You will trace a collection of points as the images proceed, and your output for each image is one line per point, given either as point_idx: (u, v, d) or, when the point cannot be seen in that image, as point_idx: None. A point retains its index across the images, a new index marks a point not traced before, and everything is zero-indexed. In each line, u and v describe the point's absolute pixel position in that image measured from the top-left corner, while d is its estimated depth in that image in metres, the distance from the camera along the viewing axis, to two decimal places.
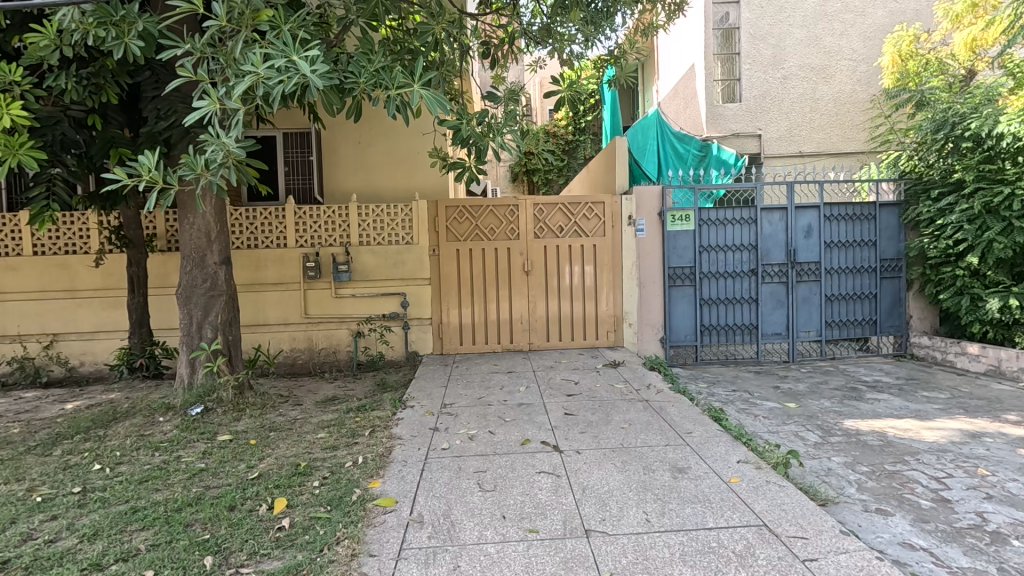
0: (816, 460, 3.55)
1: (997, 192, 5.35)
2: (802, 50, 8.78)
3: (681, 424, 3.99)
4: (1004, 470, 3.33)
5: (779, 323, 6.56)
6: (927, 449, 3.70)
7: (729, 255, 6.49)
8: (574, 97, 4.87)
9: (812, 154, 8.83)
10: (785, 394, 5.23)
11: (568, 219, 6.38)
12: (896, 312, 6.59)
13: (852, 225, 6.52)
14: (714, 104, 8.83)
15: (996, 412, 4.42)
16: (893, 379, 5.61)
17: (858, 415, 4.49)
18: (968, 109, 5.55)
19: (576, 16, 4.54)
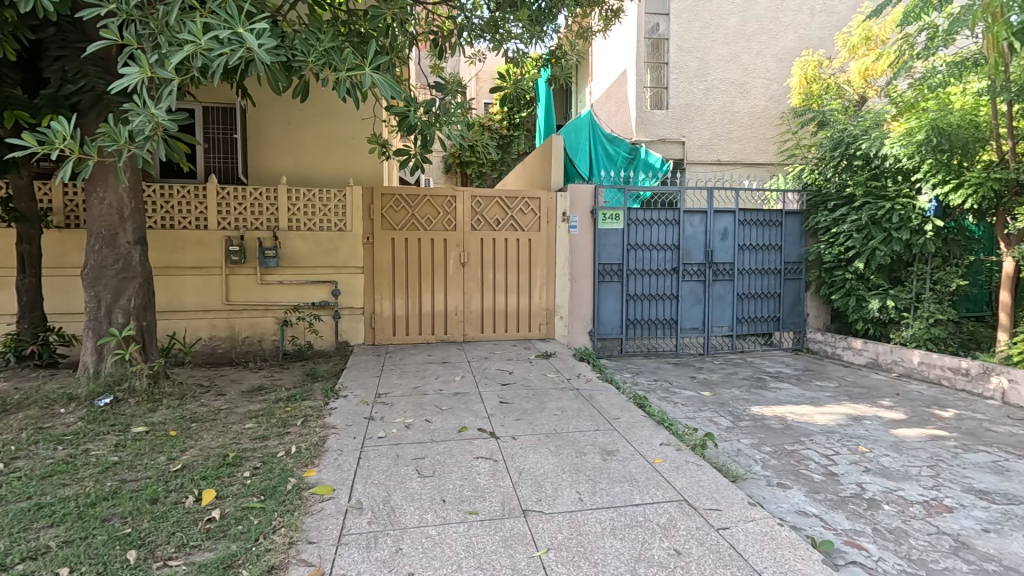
0: (728, 442, 3.91)
1: (881, 206, 6.06)
2: (723, 65, 9.44)
3: (609, 411, 4.23)
4: (879, 447, 3.84)
5: (696, 318, 7.08)
6: (819, 430, 4.18)
7: (654, 253, 6.90)
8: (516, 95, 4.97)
9: (728, 162, 9.51)
10: (701, 383, 5.66)
11: (505, 213, 6.49)
12: (796, 310, 7.32)
13: (762, 230, 7.14)
14: (643, 110, 9.27)
15: (874, 399, 5.06)
16: (791, 370, 6.24)
17: (762, 402, 4.98)
18: (860, 131, 6.28)
19: (524, 16, 4.68)
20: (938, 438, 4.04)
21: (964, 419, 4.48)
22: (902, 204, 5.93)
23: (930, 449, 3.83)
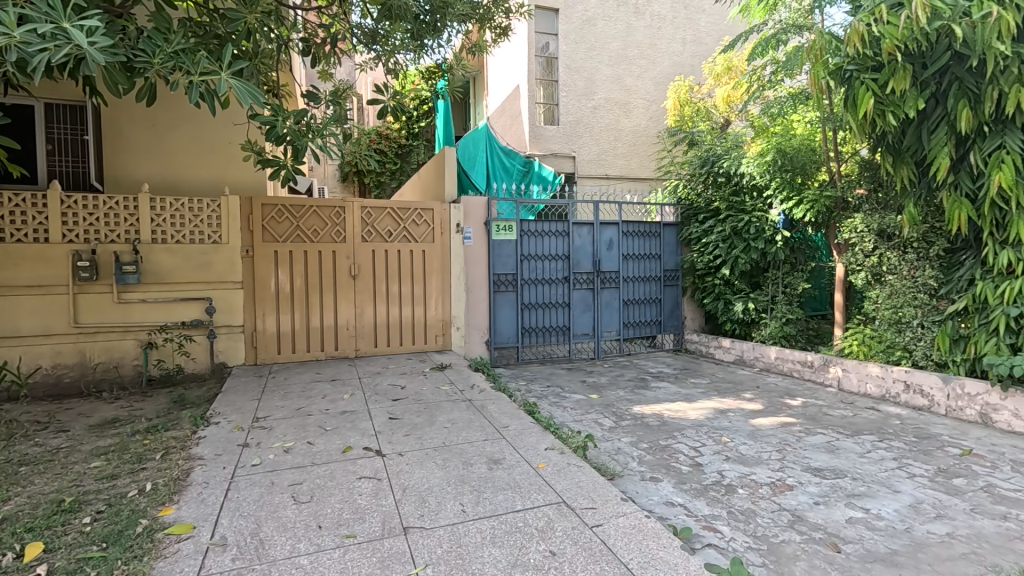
0: (610, 442, 4.14)
1: (741, 218, 6.76)
2: (608, 85, 10.06)
3: (499, 420, 4.29)
4: (739, 436, 4.27)
5: (587, 324, 7.43)
6: (690, 425, 4.56)
7: (546, 263, 7.16)
8: (397, 109, 4.88)
9: (615, 177, 10.13)
10: (590, 387, 5.94)
11: (397, 224, 6.38)
12: (675, 314, 7.95)
13: (644, 240, 7.68)
14: (536, 125, 9.60)
15: (738, 392, 5.63)
16: (671, 370, 6.75)
17: (643, 401, 5.33)
18: (722, 151, 7.00)
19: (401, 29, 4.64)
20: (786, 424, 4.57)
21: (808, 406, 5.10)
22: (758, 217, 6.66)
23: (780, 434, 4.32)
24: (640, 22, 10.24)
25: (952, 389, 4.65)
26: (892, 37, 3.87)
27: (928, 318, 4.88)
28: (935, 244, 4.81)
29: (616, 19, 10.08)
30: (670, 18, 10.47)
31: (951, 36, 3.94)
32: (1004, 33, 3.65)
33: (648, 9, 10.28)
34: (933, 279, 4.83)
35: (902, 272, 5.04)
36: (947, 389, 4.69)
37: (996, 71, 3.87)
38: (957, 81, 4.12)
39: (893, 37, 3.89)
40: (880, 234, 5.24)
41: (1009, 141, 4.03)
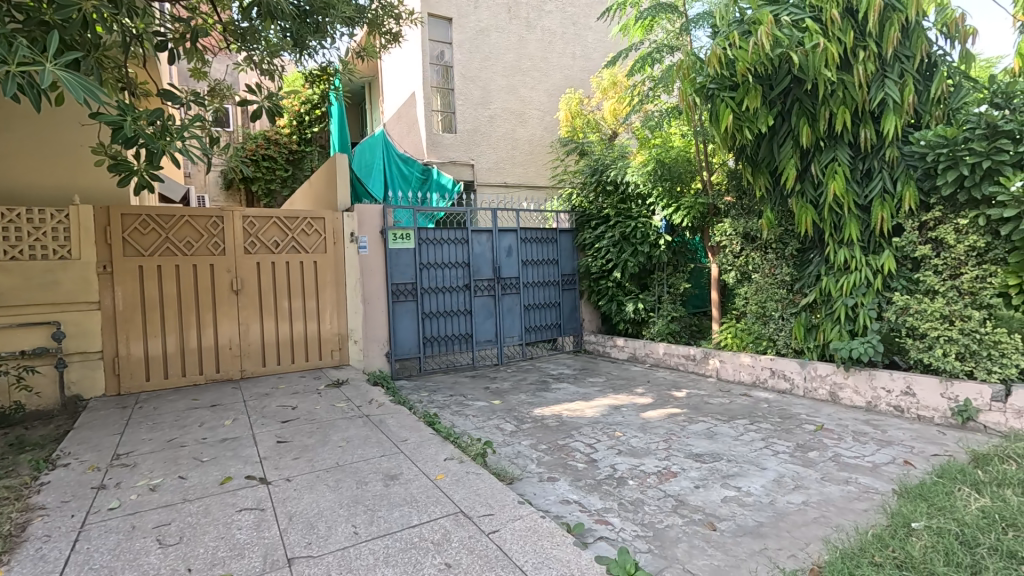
0: (509, 446, 4.19)
1: (628, 224, 7.18)
2: (503, 95, 10.26)
3: (397, 434, 4.17)
4: (630, 430, 4.51)
5: (489, 330, 7.48)
6: (587, 423, 4.74)
7: (445, 271, 7.12)
8: (272, 110, 4.51)
9: (514, 185, 10.36)
10: (493, 393, 5.97)
11: (285, 234, 6.00)
12: (574, 316, 8.27)
13: (542, 246, 7.90)
14: (433, 133, 9.53)
15: (631, 388, 5.96)
16: (570, 371, 6.99)
17: (544, 403, 5.46)
18: (609, 161, 7.42)
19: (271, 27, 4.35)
20: (672, 415, 4.90)
21: (691, 396, 5.53)
22: (643, 223, 7.12)
23: (666, 425, 4.62)
24: (532, 35, 10.58)
25: (807, 372, 5.25)
26: (743, 60, 4.36)
27: (787, 311, 5.48)
28: (789, 244, 5.40)
29: (508, 31, 10.33)
30: (560, 33, 10.95)
31: (790, 63, 4.50)
32: (829, 61, 4.24)
33: (539, 23, 10.67)
34: (788, 275, 5.43)
35: (764, 271, 5.60)
36: (804, 372, 5.29)
37: (827, 93, 4.47)
38: (798, 102, 4.70)
39: (744, 60, 4.37)
40: (745, 237, 5.81)
41: (840, 154, 4.67)
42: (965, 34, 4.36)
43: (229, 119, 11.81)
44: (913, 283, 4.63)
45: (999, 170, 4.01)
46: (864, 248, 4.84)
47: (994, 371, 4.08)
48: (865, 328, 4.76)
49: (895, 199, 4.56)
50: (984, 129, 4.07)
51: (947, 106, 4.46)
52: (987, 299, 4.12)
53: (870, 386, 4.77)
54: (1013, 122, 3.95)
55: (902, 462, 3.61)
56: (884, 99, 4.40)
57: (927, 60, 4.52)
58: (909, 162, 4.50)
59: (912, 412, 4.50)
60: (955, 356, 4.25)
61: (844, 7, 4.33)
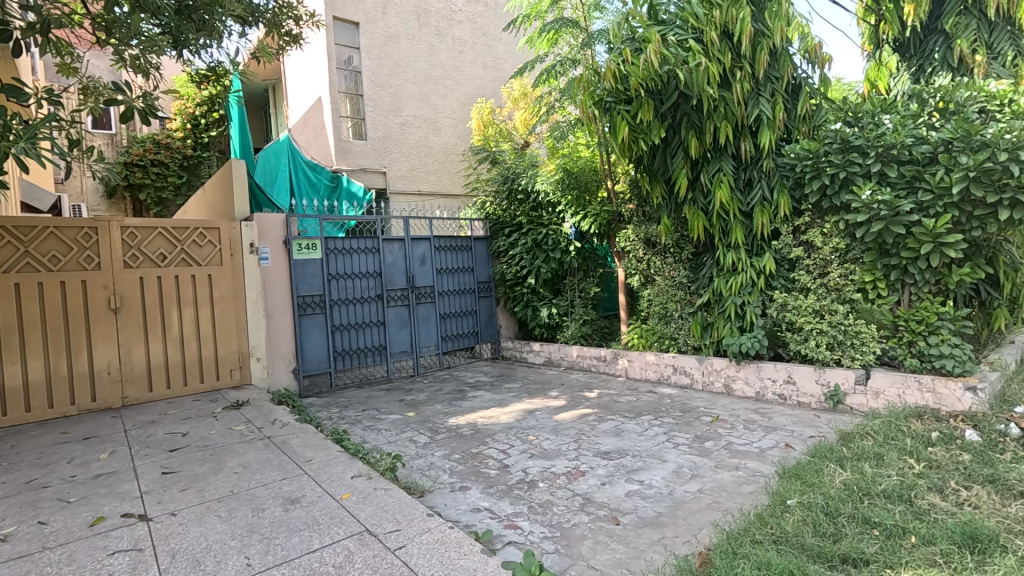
0: (422, 458, 4.11)
1: (540, 231, 7.34)
2: (414, 103, 10.15)
3: (301, 454, 3.95)
4: (543, 433, 4.59)
5: (404, 341, 7.33)
6: (501, 429, 4.77)
7: (356, 281, 6.89)
8: (145, 110, 4.11)
9: (428, 193, 10.27)
10: (407, 405, 5.84)
11: (173, 245, 5.52)
12: (491, 323, 8.32)
13: (456, 254, 7.87)
14: (341, 140, 9.21)
15: (546, 392, 6.08)
16: (488, 378, 7.01)
17: (460, 412, 5.42)
18: (520, 170, 7.56)
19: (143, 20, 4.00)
20: (583, 416, 5.04)
21: (602, 396, 5.73)
22: (554, 230, 7.33)
23: (578, 425, 4.75)
24: (442, 44, 10.60)
25: (705, 367, 5.62)
26: (635, 75, 4.64)
27: (685, 310, 5.85)
28: (685, 249, 5.78)
29: (418, 38, 10.26)
30: (470, 43, 11.08)
31: (677, 79, 4.83)
32: (710, 79, 4.60)
33: (449, 32, 10.73)
34: (685, 277, 5.81)
35: (665, 273, 5.94)
36: (701, 367, 5.67)
37: (710, 108, 4.85)
38: (686, 116, 5.05)
39: (636, 76, 4.65)
40: (646, 242, 6.13)
41: (724, 165, 5.08)
42: (823, 61, 4.91)
43: (110, 120, 10.68)
44: (790, 282, 5.12)
45: (853, 180, 4.55)
46: (749, 250, 5.28)
47: (857, 358, 4.58)
48: (752, 324, 5.19)
49: (773, 206, 5.02)
50: (840, 144, 4.61)
51: (811, 123, 5.00)
52: (849, 294, 4.65)
53: (758, 377, 5.19)
54: (862, 138, 4.52)
55: (783, 445, 3.95)
56: (759, 115, 4.85)
57: (793, 82, 5.04)
58: (782, 172, 4.99)
59: (793, 399, 4.96)
60: (825, 346, 4.74)
61: (721, 30, 4.73)
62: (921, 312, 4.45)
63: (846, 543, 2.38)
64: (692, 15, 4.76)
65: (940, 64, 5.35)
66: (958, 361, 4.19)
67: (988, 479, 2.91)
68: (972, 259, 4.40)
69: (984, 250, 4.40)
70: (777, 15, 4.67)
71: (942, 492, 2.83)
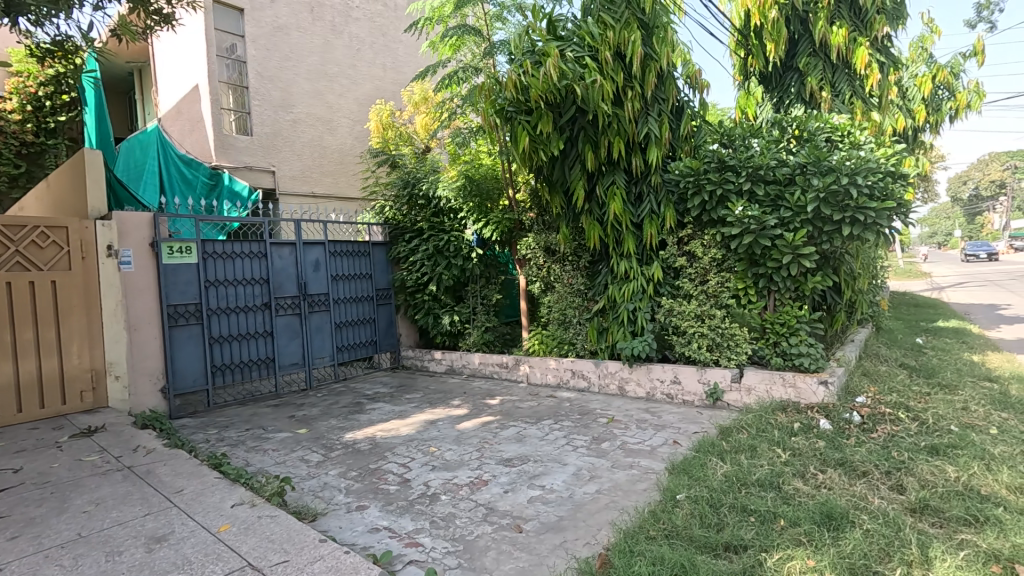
0: (314, 479, 3.83)
1: (441, 237, 7.26)
2: (307, 99, 9.58)
3: (170, 484, 3.49)
4: (445, 443, 4.50)
5: (294, 353, 6.82)
6: (401, 441, 4.59)
7: (238, 289, 6.29)
8: None
9: (322, 195, 9.73)
10: (298, 421, 5.43)
11: (4, 246, 4.58)
12: (390, 332, 8.06)
13: (352, 260, 7.51)
14: (223, 134, 8.40)
15: (448, 400, 5.98)
16: (387, 389, 6.74)
17: (357, 426, 5.15)
18: (420, 175, 7.42)
19: None
20: (485, 423, 5.02)
21: (504, 402, 5.76)
22: (456, 236, 7.27)
23: (480, 434, 4.72)
24: (338, 41, 10.17)
25: (601, 370, 5.87)
26: (536, 87, 4.76)
27: (582, 316, 6.07)
28: (582, 257, 6.00)
29: (312, 32, 9.72)
30: (368, 43, 10.74)
31: (575, 94, 5.01)
32: (604, 95, 4.83)
33: (345, 29, 10.32)
34: (582, 285, 6.03)
35: (563, 280, 6.14)
36: (598, 370, 5.91)
37: (605, 124, 5.08)
38: (583, 130, 5.26)
39: (536, 87, 4.76)
40: (546, 250, 6.31)
41: (617, 178, 5.37)
42: (702, 87, 5.38)
43: None
44: (675, 289, 5.51)
45: (728, 197, 5.01)
46: (640, 259, 5.61)
47: (733, 358, 5.03)
48: (642, 328, 5.52)
49: (660, 218, 5.39)
50: (717, 164, 5.08)
51: (692, 143, 5.44)
52: (725, 300, 5.12)
53: (648, 378, 5.52)
54: (735, 159, 5.01)
55: (671, 442, 4.22)
56: (648, 132, 5.17)
57: (677, 104, 5.46)
58: (668, 187, 5.37)
59: (679, 397, 5.33)
60: (706, 347, 5.16)
61: (614, 50, 4.98)
62: (783, 316, 5.02)
63: (728, 531, 2.58)
64: (588, 33, 4.96)
65: (795, 98, 6.11)
66: (812, 359, 4.81)
67: (839, 463, 3.32)
68: (823, 269, 5.04)
69: (831, 262, 5.06)
70: (663, 41, 5.07)
71: (804, 477, 3.17)
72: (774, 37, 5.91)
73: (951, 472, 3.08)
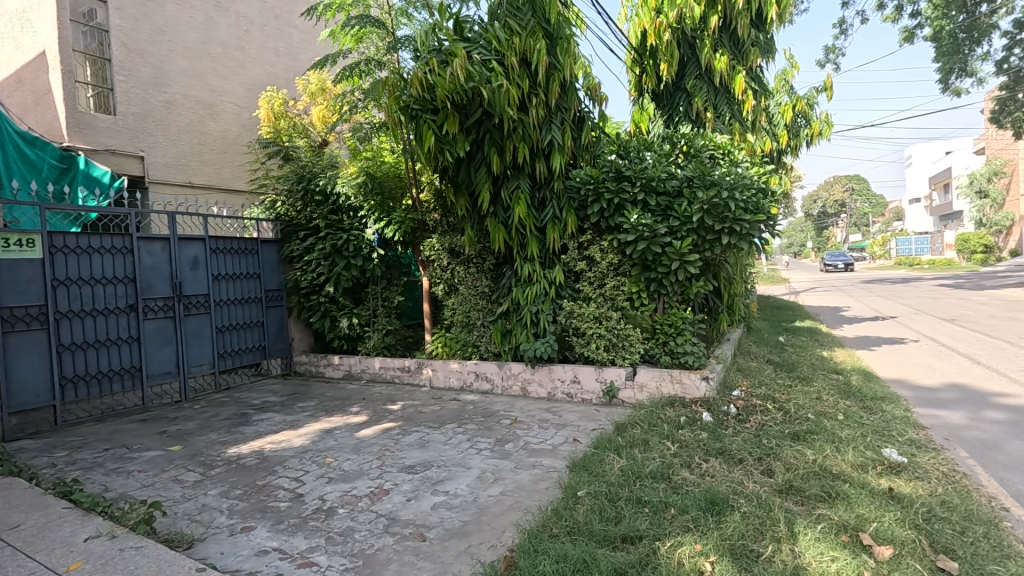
0: (191, 501, 3.44)
1: (340, 236, 6.89)
2: (185, 80, 8.65)
3: (3, 520, 2.94)
4: (343, 453, 4.27)
5: (167, 361, 6.10)
6: (293, 454, 4.28)
7: (97, 289, 5.49)
8: None
9: (202, 186, 8.85)
10: (171, 437, 4.86)
11: None
12: (280, 336, 7.52)
13: (237, 258, 6.90)
14: (78, 110, 7.25)
15: (345, 407, 5.70)
16: (277, 398, 6.26)
17: (241, 439, 4.72)
18: (317, 169, 7.01)
19: None
20: (386, 430, 4.84)
21: (406, 407, 5.60)
22: (355, 235, 6.94)
23: (380, 441, 4.54)
24: (222, 19, 9.32)
25: (504, 372, 5.92)
26: (441, 87, 4.70)
27: (486, 319, 6.08)
28: (487, 259, 6.02)
29: (191, 6, 8.81)
30: (258, 24, 9.97)
31: (481, 97, 5.01)
32: (510, 100, 4.87)
33: (231, 6, 9.48)
34: (486, 287, 6.04)
35: (468, 283, 6.12)
36: (501, 372, 5.96)
37: (510, 129, 5.13)
38: (488, 133, 5.28)
39: (443, 87, 4.71)
40: (450, 251, 6.26)
41: (522, 183, 5.46)
42: (601, 99, 5.65)
43: None
44: (575, 292, 5.72)
45: (624, 205, 5.30)
46: (542, 262, 5.76)
47: (627, 357, 5.33)
48: (544, 330, 5.66)
49: (562, 223, 5.56)
50: (615, 173, 5.36)
51: (592, 152, 5.70)
52: (620, 302, 5.40)
53: (550, 378, 5.67)
54: (631, 169, 5.32)
55: (571, 440, 4.37)
56: (551, 139, 5.31)
57: (579, 114, 5.67)
58: (570, 194, 5.56)
59: (578, 396, 5.53)
60: (603, 348, 5.41)
61: (520, 57, 5.05)
62: (671, 318, 5.40)
63: (625, 523, 2.71)
64: (495, 37, 4.98)
65: (683, 116, 6.64)
66: (696, 356, 5.23)
67: (719, 452, 3.63)
68: (705, 275, 5.50)
69: (712, 268, 5.53)
70: (566, 52, 5.23)
71: (690, 466, 3.44)
72: (667, 57, 6.46)
73: (810, 455, 3.50)
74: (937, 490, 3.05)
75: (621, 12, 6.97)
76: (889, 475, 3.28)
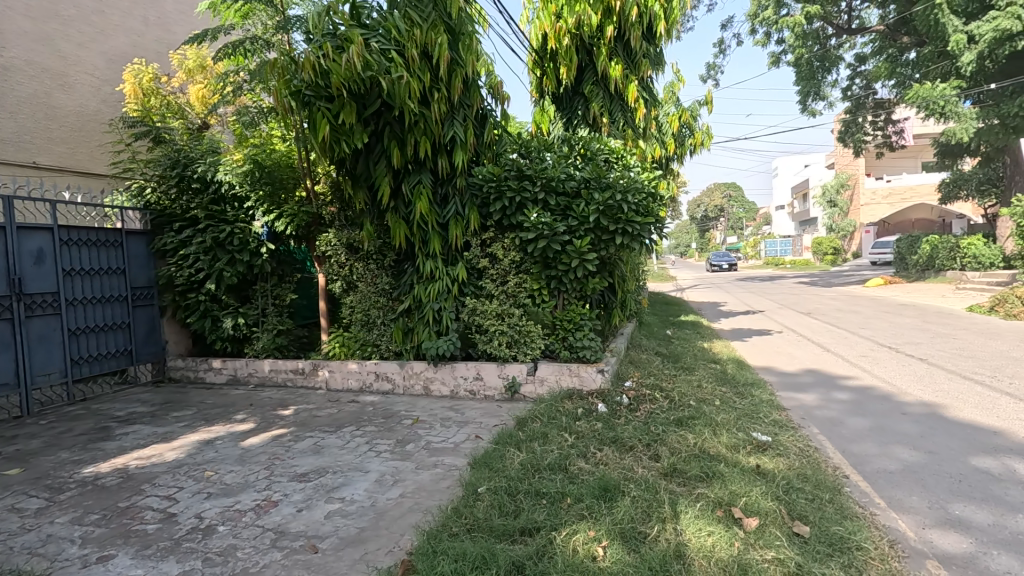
0: (32, 532, 2.96)
1: (222, 229, 6.31)
2: (28, 43, 7.41)
3: None
4: (225, 465, 3.91)
5: (3, 371, 5.20)
6: (164, 470, 3.85)
7: None
8: None
9: (49, 168, 7.67)
10: (7, 460, 4.15)
11: None
12: (151, 339, 6.74)
13: (95, 251, 6.07)
14: None
15: (229, 415, 5.24)
16: (147, 408, 5.60)
17: (101, 457, 4.15)
18: (195, 154, 6.36)
19: None
20: (276, 437, 4.52)
21: (299, 412, 5.26)
22: (241, 228, 6.39)
23: (269, 449, 4.23)
24: None
25: (405, 372, 5.78)
26: (337, 74, 4.47)
27: (387, 317, 5.90)
28: (387, 255, 5.85)
29: None
30: None
31: (380, 87, 4.83)
32: (411, 93, 4.75)
33: None
34: (387, 284, 5.88)
35: (367, 279, 5.91)
36: (402, 371, 5.81)
37: (411, 123, 5.02)
38: (388, 125, 5.12)
39: (338, 74, 4.48)
40: (348, 247, 6.00)
41: (423, 178, 5.36)
42: (503, 99, 5.70)
43: None
44: (478, 289, 5.73)
45: (525, 204, 5.40)
46: (445, 259, 5.69)
47: (528, 353, 5.45)
48: (447, 328, 5.60)
49: (465, 220, 5.55)
50: (515, 172, 5.44)
51: (494, 151, 5.74)
52: (522, 299, 5.51)
53: (452, 376, 5.62)
54: (531, 168, 5.41)
55: (473, 437, 4.37)
56: (453, 135, 5.25)
57: (481, 112, 5.69)
58: (472, 191, 5.56)
59: (481, 393, 5.55)
60: (505, 344, 5.48)
61: (420, 49, 4.92)
62: (570, 314, 5.58)
63: (523, 516, 2.76)
64: (394, 27, 4.82)
65: (581, 119, 6.91)
66: (593, 350, 5.43)
67: (612, 441, 3.82)
68: (601, 272, 5.77)
69: (607, 266, 5.80)
70: (468, 49, 5.21)
71: (585, 456, 3.58)
72: (567, 62, 6.68)
73: (691, 439, 3.80)
74: (794, 464, 3.45)
75: (523, 13, 7.08)
76: (757, 454, 3.65)
